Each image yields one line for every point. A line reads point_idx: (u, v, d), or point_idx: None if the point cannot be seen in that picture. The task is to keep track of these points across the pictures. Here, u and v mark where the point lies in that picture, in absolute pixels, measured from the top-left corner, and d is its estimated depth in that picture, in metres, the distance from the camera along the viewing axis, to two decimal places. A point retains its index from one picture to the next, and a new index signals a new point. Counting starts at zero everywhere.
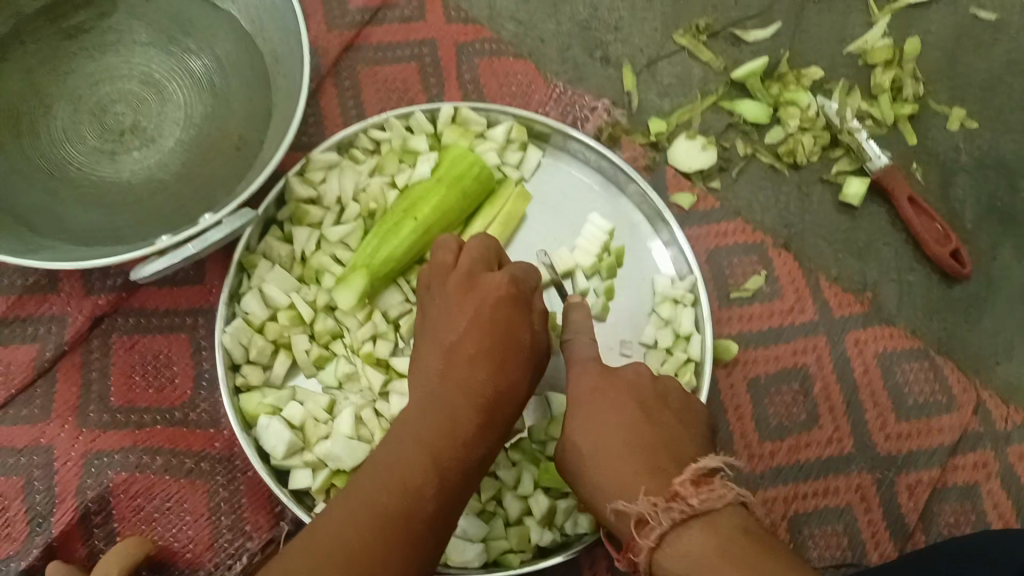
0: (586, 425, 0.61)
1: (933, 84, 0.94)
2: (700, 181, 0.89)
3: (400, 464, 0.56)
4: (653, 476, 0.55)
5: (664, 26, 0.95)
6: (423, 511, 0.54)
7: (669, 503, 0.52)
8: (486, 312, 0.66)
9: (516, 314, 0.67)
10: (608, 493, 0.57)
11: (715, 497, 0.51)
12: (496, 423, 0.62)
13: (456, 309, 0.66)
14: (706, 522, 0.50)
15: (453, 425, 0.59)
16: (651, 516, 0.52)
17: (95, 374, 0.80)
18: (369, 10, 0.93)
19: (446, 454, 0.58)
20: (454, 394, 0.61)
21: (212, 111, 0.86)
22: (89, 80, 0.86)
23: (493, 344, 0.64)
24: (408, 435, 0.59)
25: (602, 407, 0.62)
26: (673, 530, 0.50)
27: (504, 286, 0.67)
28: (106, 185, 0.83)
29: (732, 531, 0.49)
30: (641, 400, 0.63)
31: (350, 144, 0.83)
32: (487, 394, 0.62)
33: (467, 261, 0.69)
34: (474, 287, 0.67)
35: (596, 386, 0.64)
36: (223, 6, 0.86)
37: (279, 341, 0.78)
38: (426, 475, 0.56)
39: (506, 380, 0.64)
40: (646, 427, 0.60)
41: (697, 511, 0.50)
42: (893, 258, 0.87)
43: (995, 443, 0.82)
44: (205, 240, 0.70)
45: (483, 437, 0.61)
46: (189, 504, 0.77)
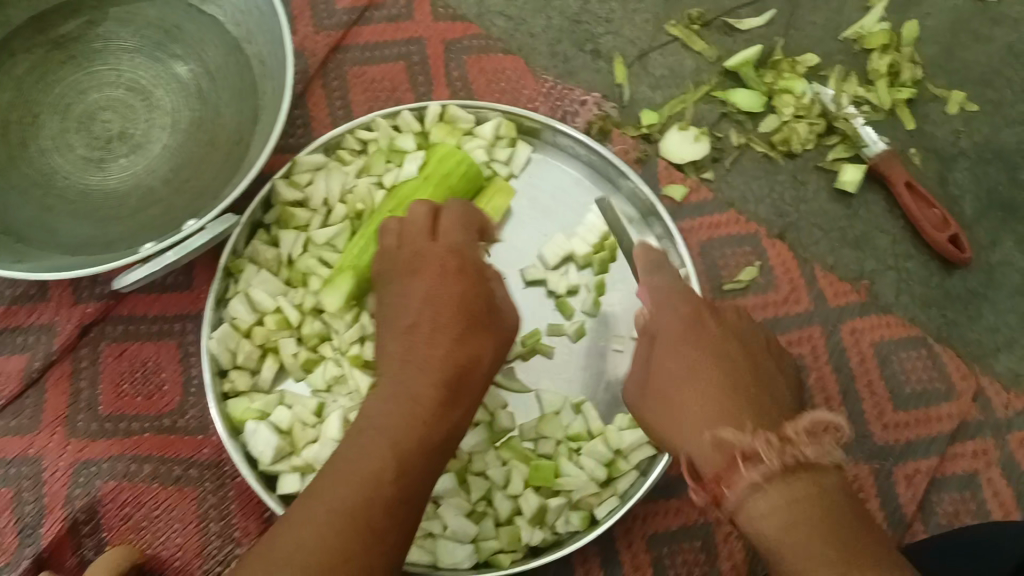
0: (681, 353, 0.58)
1: (932, 68, 0.92)
2: (693, 173, 0.88)
3: (357, 455, 0.55)
4: (756, 417, 0.52)
5: (655, 17, 0.94)
6: (384, 499, 0.53)
7: (781, 445, 0.49)
8: (438, 286, 0.65)
9: (470, 285, 0.66)
10: (702, 421, 0.53)
11: (826, 453, 0.49)
12: (459, 397, 0.61)
13: (411, 293, 0.66)
14: (814, 478, 0.48)
15: (411, 407, 0.58)
16: (761, 454, 0.48)
17: (84, 383, 0.80)
18: (356, 11, 0.93)
19: (405, 439, 0.56)
20: (413, 375, 0.60)
21: (199, 116, 0.86)
22: (76, 90, 0.86)
23: (449, 318, 0.63)
24: (367, 426, 0.58)
25: (698, 353, 0.58)
26: (779, 476, 0.48)
27: (449, 257, 0.67)
28: (95, 194, 0.84)
29: (833, 495, 0.47)
30: (749, 352, 0.59)
31: (338, 145, 0.83)
32: (446, 369, 0.61)
33: (411, 241, 0.70)
34: (423, 265, 0.67)
35: (695, 324, 0.60)
36: (207, 10, 0.86)
37: (267, 344, 0.78)
38: (385, 462, 0.54)
39: (465, 350, 0.62)
40: (743, 370, 0.56)
41: (810, 461, 0.48)
42: (891, 246, 0.86)
43: (996, 430, 0.80)
44: (186, 247, 0.71)
45: (446, 413, 0.59)
46: (177, 512, 0.77)
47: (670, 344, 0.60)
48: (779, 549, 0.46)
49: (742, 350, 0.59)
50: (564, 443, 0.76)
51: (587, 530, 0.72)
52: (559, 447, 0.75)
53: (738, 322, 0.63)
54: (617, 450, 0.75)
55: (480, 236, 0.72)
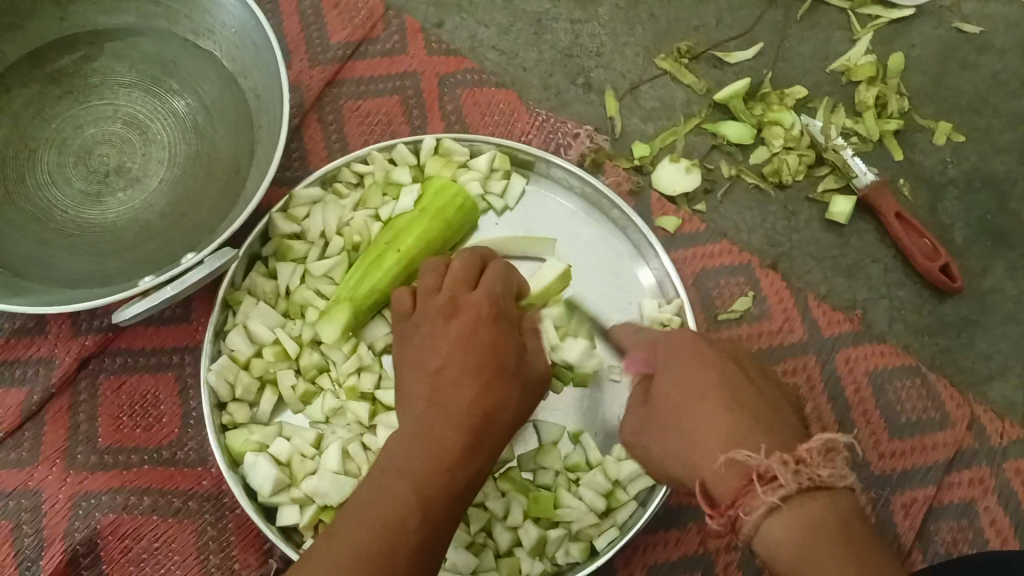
0: (688, 382, 0.58)
1: (918, 99, 0.94)
2: (685, 205, 0.89)
3: (381, 498, 0.56)
4: (769, 438, 0.54)
5: (646, 51, 0.96)
6: (406, 545, 0.54)
7: (796, 465, 0.50)
8: (468, 331, 0.65)
9: (499, 331, 0.66)
10: (716, 445, 0.54)
11: (838, 475, 0.51)
12: (483, 441, 0.61)
13: (438, 334, 0.65)
14: (826, 496, 0.50)
15: (436, 450, 0.59)
16: (780, 473, 0.50)
17: (83, 416, 0.80)
18: (351, 45, 0.94)
19: (428, 484, 0.57)
20: (440, 419, 0.61)
21: (196, 150, 0.86)
22: (73, 123, 0.86)
23: (476, 364, 0.63)
24: (391, 468, 0.59)
25: (703, 380, 0.58)
26: (796, 497, 0.50)
27: (483, 306, 0.66)
28: (92, 228, 0.84)
29: (849, 516, 0.50)
30: (746, 370, 0.60)
31: (334, 178, 0.83)
32: (472, 416, 0.61)
33: (450, 283, 0.68)
34: (459, 309, 0.66)
35: (697, 352, 0.60)
36: (203, 45, 0.87)
37: (265, 377, 0.78)
38: (408, 508, 0.55)
39: (491, 396, 0.63)
40: (753, 393, 0.58)
41: (824, 482, 0.50)
42: (883, 275, 0.87)
43: (991, 458, 0.81)
44: (183, 281, 0.70)
45: (470, 459, 0.60)
46: (177, 544, 0.76)
47: (675, 377, 0.59)
48: (796, 571, 0.49)
49: (742, 372, 0.60)
50: (563, 473, 0.76)
51: (588, 560, 0.72)
52: (559, 477, 0.75)
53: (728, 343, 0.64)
54: (616, 481, 0.75)
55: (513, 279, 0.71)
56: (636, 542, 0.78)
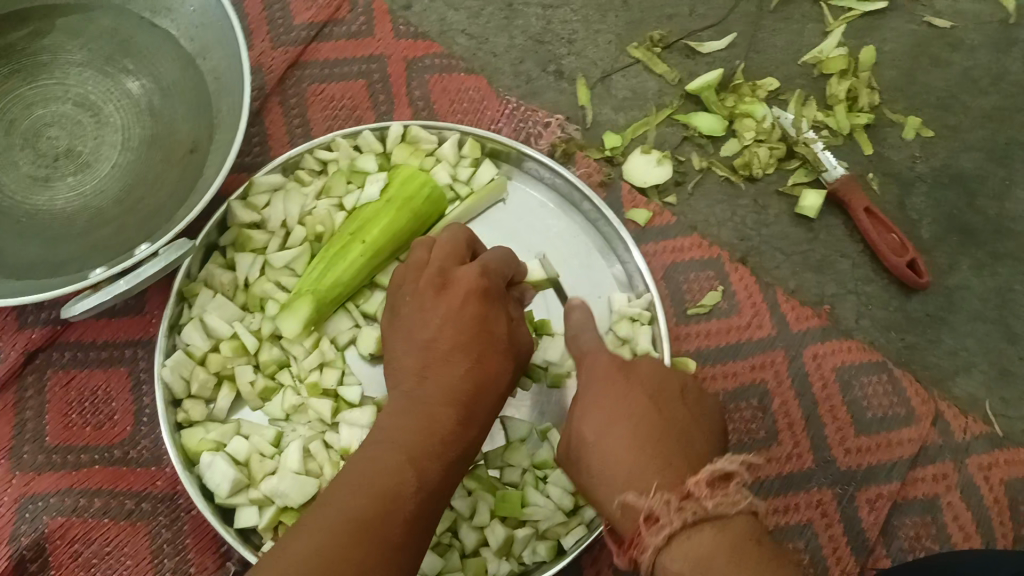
0: (602, 428, 0.57)
1: (888, 93, 0.94)
2: (655, 198, 0.88)
3: (375, 467, 0.55)
4: (664, 474, 0.52)
5: (618, 39, 0.94)
6: (402, 513, 0.53)
7: (681, 503, 0.49)
8: (459, 307, 0.64)
9: (491, 310, 0.66)
10: (616, 486, 0.54)
11: (729, 502, 0.49)
12: (474, 417, 0.62)
13: (428, 309, 0.65)
14: (718, 526, 0.48)
15: (424, 423, 0.59)
16: (662, 513, 0.49)
17: (29, 414, 0.77)
18: (315, 26, 0.91)
19: (421, 455, 0.57)
20: (429, 394, 0.61)
21: (151, 134, 0.83)
22: (22, 104, 0.82)
23: (468, 338, 0.64)
24: (382, 441, 0.58)
25: (614, 421, 0.57)
26: (681, 533, 0.48)
27: (474, 280, 0.66)
28: (41, 215, 0.80)
29: (744, 539, 0.48)
30: (661, 405, 0.59)
31: (296, 165, 0.81)
32: (460, 391, 0.61)
33: (440, 256, 0.67)
34: (449, 284, 0.66)
35: (610, 381, 0.60)
36: (160, 24, 0.84)
37: (222, 373, 0.75)
38: (403, 476, 0.55)
39: (481, 373, 0.63)
40: (658, 422, 0.57)
41: (711, 514, 0.48)
42: (851, 270, 0.87)
43: (955, 454, 0.81)
44: (139, 275, 0.68)
45: (460, 434, 0.60)
46: (130, 547, 0.74)
47: (589, 415, 0.59)
48: None
49: (656, 407, 0.58)
50: (530, 471, 0.74)
51: (555, 560, 0.71)
52: (525, 475, 0.74)
53: (652, 374, 0.62)
54: None
55: (508, 261, 0.70)
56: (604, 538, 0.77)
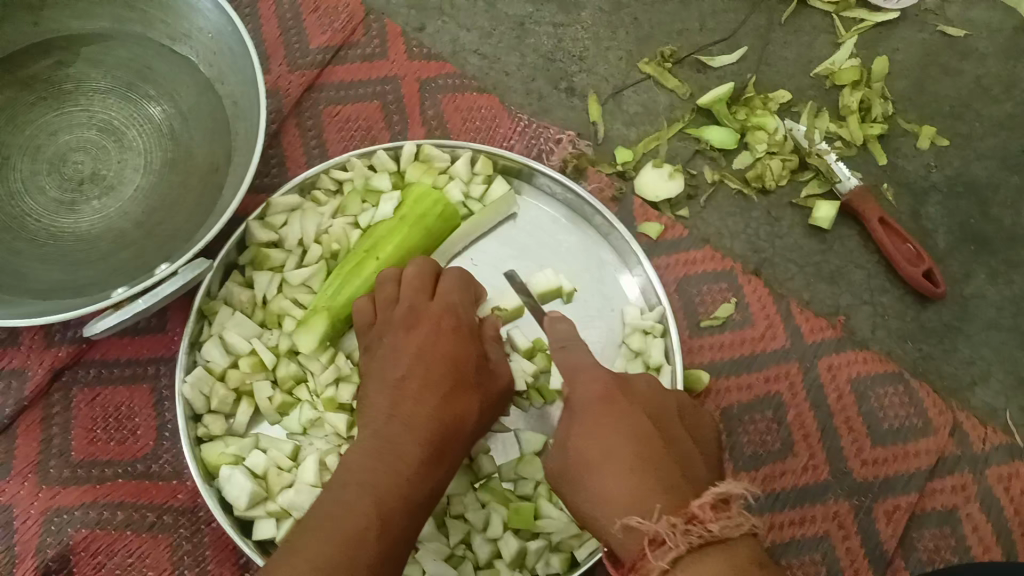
0: (601, 448, 0.56)
1: (901, 103, 0.93)
2: (668, 211, 0.88)
3: (342, 511, 0.57)
4: (669, 496, 0.51)
5: (629, 55, 0.95)
6: (366, 556, 0.55)
7: (686, 525, 0.48)
8: (430, 343, 0.68)
9: (458, 347, 0.69)
10: (616, 509, 0.53)
11: (734, 525, 0.47)
12: (442, 454, 0.63)
13: (401, 345, 0.69)
14: (721, 551, 0.47)
15: (393, 463, 0.60)
16: (667, 537, 0.47)
17: (56, 429, 0.78)
18: (331, 49, 0.93)
19: (388, 497, 0.58)
20: (398, 432, 0.63)
21: (172, 156, 0.85)
22: (49, 130, 0.85)
23: (435, 376, 0.66)
24: (353, 480, 0.59)
25: (614, 441, 0.56)
26: (686, 559, 0.47)
27: (444, 318, 0.70)
28: (66, 236, 0.82)
29: (749, 564, 0.46)
30: (656, 424, 0.59)
31: (313, 185, 0.83)
32: (431, 430, 0.63)
33: (410, 292, 0.71)
34: (419, 318, 0.70)
35: (609, 404, 0.60)
36: (180, 50, 0.86)
37: (241, 389, 0.76)
38: (369, 518, 0.56)
39: (450, 411, 0.65)
40: (657, 443, 0.56)
41: (716, 537, 0.47)
42: (866, 281, 0.87)
43: (973, 465, 0.81)
44: (156, 294, 0.70)
45: (428, 472, 0.62)
46: (152, 559, 0.75)
47: (591, 439, 0.58)
48: None
49: (655, 430, 0.58)
50: (544, 482, 0.75)
51: (568, 572, 0.72)
52: (539, 487, 0.75)
53: (649, 395, 0.63)
54: None
55: (473, 287, 0.74)
56: None
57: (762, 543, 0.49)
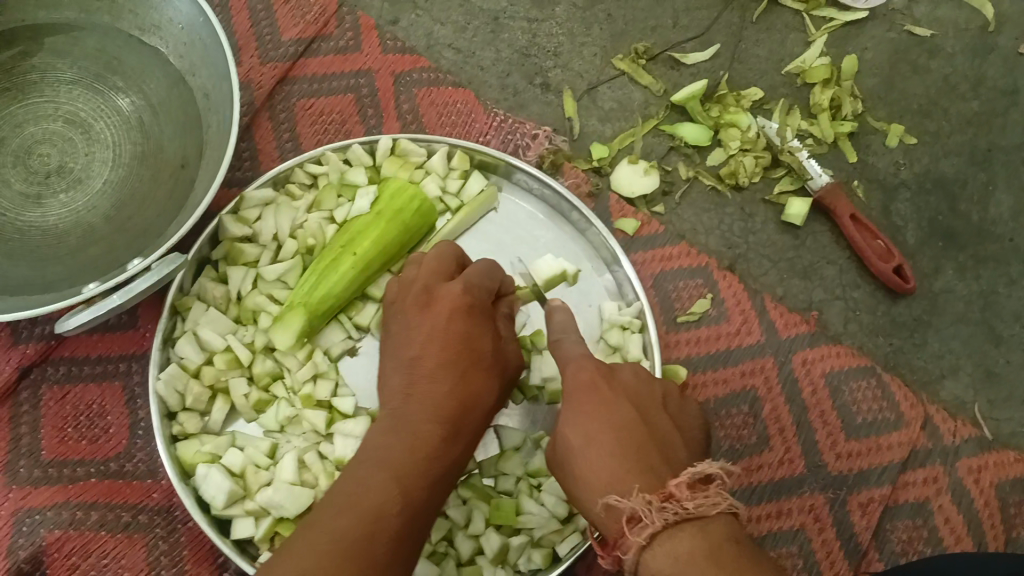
0: (584, 431, 0.58)
1: (871, 101, 0.95)
2: (644, 207, 0.89)
3: (361, 487, 0.56)
4: (647, 476, 0.52)
5: (603, 51, 0.95)
6: (388, 531, 0.54)
7: (663, 502, 0.50)
8: (446, 324, 0.66)
9: (474, 327, 0.67)
10: (597, 488, 0.55)
11: (709, 503, 0.49)
12: (459, 433, 0.63)
13: (414, 326, 0.67)
14: (698, 527, 0.48)
15: (411, 442, 0.60)
16: (644, 514, 0.50)
17: (24, 429, 0.76)
18: (303, 42, 0.92)
19: (407, 472, 0.58)
20: (416, 411, 0.62)
21: (142, 149, 0.83)
22: (13, 122, 0.83)
23: (451, 357, 0.65)
24: (369, 459, 0.59)
25: (593, 423, 0.58)
26: (662, 534, 0.49)
27: (458, 298, 0.67)
28: (32, 232, 0.80)
29: (723, 540, 0.48)
30: (639, 407, 0.60)
31: (287, 179, 0.81)
32: (447, 409, 0.63)
33: (426, 274, 0.69)
34: (432, 301, 0.68)
35: (592, 386, 0.61)
36: (149, 41, 0.84)
37: (216, 386, 0.75)
38: (388, 494, 0.56)
39: (466, 390, 0.64)
40: (638, 425, 0.57)
41: (691, 515, 0.49)
42: (838, 276, 0.88)
43: (944, 457, 0.82)
44: (131, 290, 0.68)
45: (446, 451, 0.61)
46: (127, 560, 0.74)
47: (571, 421, 0.59)
48: None
49: (637, 414, 0.59)
50: (525, 478, 0.75)
51: (550, 567, 0.72)
52: (520, 483, 0.74)
53: (636, 382, 0.63)
54: None
55: (495, 270, 0.71)
56: None
57: (737, 518, 0.51)
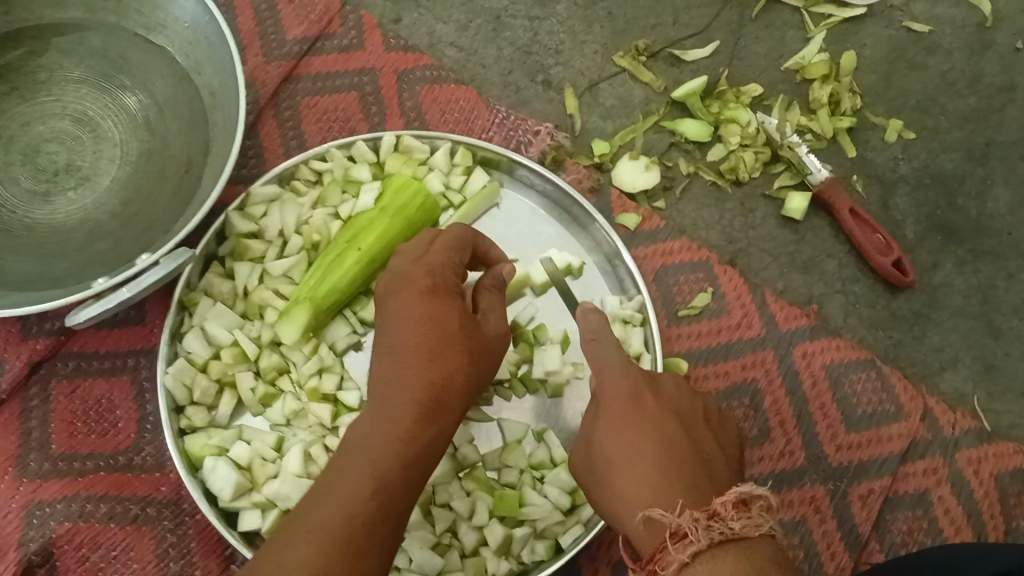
0: (629, 442, 0.58)
1: (870, 97, 0.96)
2: (644, 203, 0.90)
3: (339, 478, 0.56)
4: (691, 495, 0.52)
5: (604, 49, 0.96)
6: (367, 521, 0.54)
7: (708, 521, 0.49)
8: (416, 305, 0.64)
9: (447, 305, 0.64)
10: (638, 502, 0.54)
11: (753, 524, 0.48)
12: (439, 414, 0.61)
13: (388, 311, 0.65)
14: (739, 549, 0.47)
15: (389, 430, 0.58)
16: (690, 531, 0.49)
17: (34, 423, 0.77)
18: (307, 41, 0.93)
19: (384, 459, 0.57)
20: (395, 396, 0.60)
21: (148, 147, 0.84)
22: (20, 121, 0.84)
23: (426, 335, 0.63)
24: (348, 450, 0.58)
25: (637, 436, 0.58)
26: (705, 553, 0.48)
27: (425, 277, 0.65)
28: (41, 228, 0.81)
29: (766, 562, 0.47)
30: (684, 424, 0.60)
31: (292, 175, 0.82)
32: (426, 390, 0.61)
33: (399, 263, 0.68)
34: (402, 283, 0.66)
35: (638, 402, 0.61)
36: (156, 40, 0.85)
37: (223, 380, 0.76)
38: (364, 481, 0.55)
39: (445, 369, 0.62)
40: (683, 442, 0.57)
41: (735, 534, 0.48)
42: (838, 270, 0.89)
43: (944, 449, 0.83)
44: (141, 283, 0.69)
45: (426, 434, 0.59)
46: (136, 552, 0.75)
47: (614, 433, 0.59)
48: None
49: (681, 429, 0.59)
50: (528, 471, 0.76)
51: (553, 558, 0.73)
52: (523, 475, 0.75)
53: (679, 396, 0.63)
54: None
55: (465, 246, 0.69)
56: (602, 538, 0.78)
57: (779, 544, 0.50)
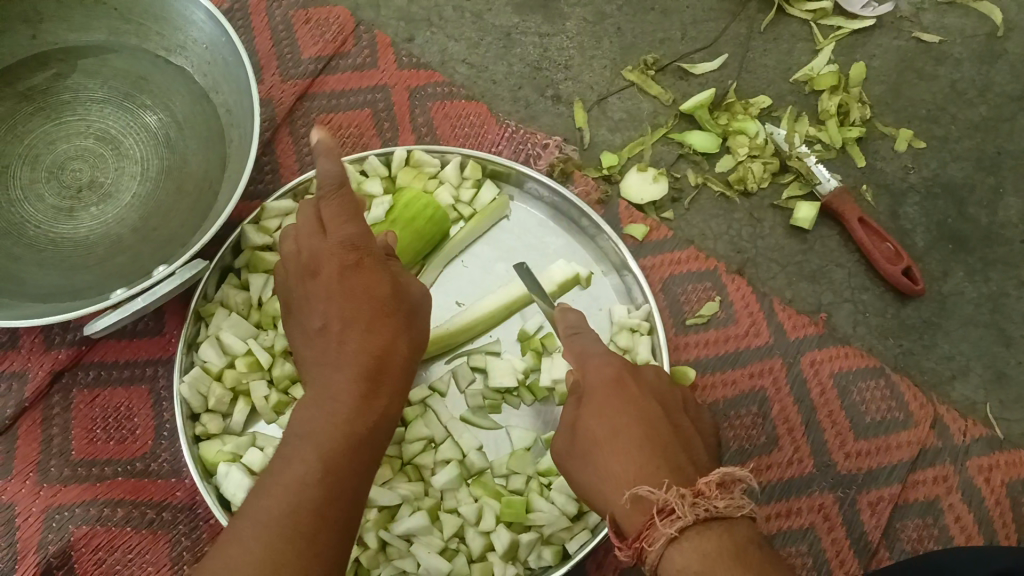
0: (609, 422, 0.58)
1: (878, 108, 0.96)
2: (653, 213, 0.91)
3: (285, 465, 0.57)
4: (675, 474, 0.54)
5: (613, 63, 0.98)
6: (313, 502, 0.55)
7: (694, 498, 0.50)
8: (337, 284, 0.63)
9: (367, 280, 0.64)
10: (624, 480, 0.54)
11: (735, 505, 0.51)
12: (380, 388, 0.62)
13: (314, 292, 0.64)
14: (724, 527, 0.50)
15: (332, 411, 0.59)
16: (677, 506, 0.50)
17: (55, 430, 0.80)
18: (322, 59, 0.95)
19: (328, 439, 0.58)
20: (333, 378, 0.61)
21: (167, 163, 0.87)
22: (46, 140, 0.87)
23: (352, 314, 0.63)
24: (294, 436, 0.59)
25: (617, 417, 0.58)
26: (691, 530, 0.50)
27: (338, 252, 0.63)
28: (64, 242, 0.84)
29: (746, 542, 0.49)
30: (665, 409, 0.61)
31: (306, 190, 0.84)
32: (361, 366, 0.61)
33: (304, 234, 0.65)
34: (318, 263, 0.64)
35: (617, 385, 0.61)
36: (176, 60, 0.88)
37: (237, 388, 0.78)
38: (308, 464, 0.56)
39: (377, 345, 0.62)
40: (663, 425, 0.59)
41: (720, 514, 0.50)
42: (847, 279, 0.89)
43: (954, 456, 0.83)
44: (154, 292, 0.71)
45: (368, 411, 0.60)
46: (152, 555, 0.77)
47: (597, 415, 0.59)
48: None
49: (662, 411, 0.60)
50: (535, 477, 0.77)
51: (560, 564, 0.74)
52: (531, 482, 0.76)
53: (660, 384, 0.65)
54: None
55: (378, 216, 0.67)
56: (608, 544, 0.79)
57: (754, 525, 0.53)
